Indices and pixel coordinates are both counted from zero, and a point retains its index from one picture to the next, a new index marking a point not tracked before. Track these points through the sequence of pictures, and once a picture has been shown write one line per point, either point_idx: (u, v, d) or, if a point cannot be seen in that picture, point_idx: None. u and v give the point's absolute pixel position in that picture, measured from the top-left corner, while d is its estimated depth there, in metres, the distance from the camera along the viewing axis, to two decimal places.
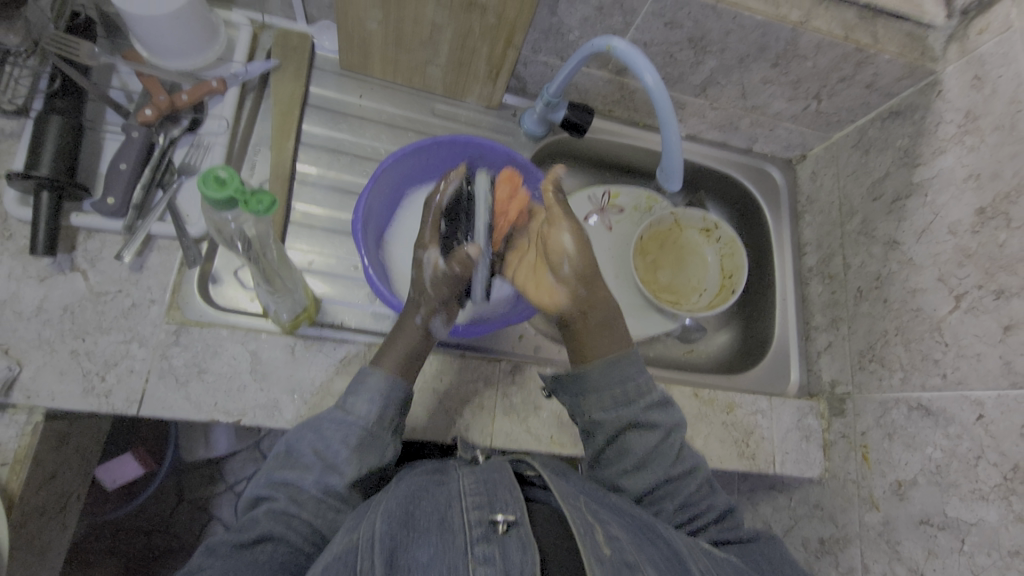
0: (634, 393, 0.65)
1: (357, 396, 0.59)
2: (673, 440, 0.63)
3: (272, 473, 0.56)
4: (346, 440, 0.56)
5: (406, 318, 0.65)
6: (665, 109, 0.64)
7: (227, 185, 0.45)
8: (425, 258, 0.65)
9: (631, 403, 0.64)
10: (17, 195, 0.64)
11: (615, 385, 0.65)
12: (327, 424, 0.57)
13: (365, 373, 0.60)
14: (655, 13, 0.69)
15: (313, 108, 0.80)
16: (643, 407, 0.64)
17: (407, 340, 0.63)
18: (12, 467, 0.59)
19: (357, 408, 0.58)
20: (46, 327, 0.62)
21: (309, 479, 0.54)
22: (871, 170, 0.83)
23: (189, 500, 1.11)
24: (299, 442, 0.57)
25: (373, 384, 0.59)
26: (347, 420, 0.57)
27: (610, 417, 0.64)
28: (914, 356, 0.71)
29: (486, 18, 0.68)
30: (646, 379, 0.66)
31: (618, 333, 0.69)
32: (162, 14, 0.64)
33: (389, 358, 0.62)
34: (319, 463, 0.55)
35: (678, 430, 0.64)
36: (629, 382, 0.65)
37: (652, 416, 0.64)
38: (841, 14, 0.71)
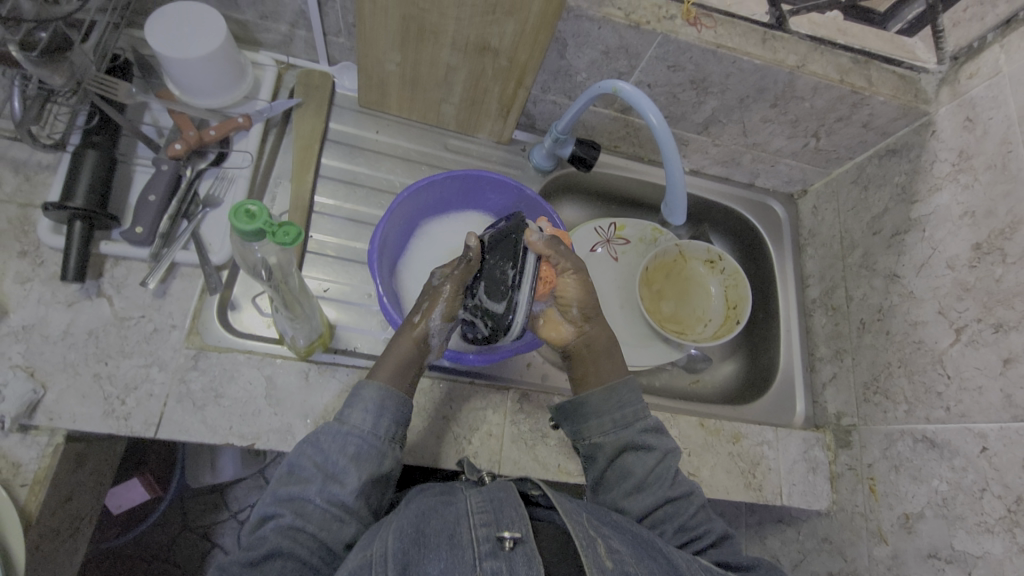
0: (632, 416, 0.67)
1: (353, 406, 0.60)
2: (669, 463, 0.65)
3: (277, 490, 0.56)
4: (343, 449, 0.58)
5: (401, 331, 0.66)
6: (669, 147, 0.67)
7: (256, 219, 0.48)
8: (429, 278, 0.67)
9: (629, 425, 0.67)
10: (50, 224, 0.67)
11: (614, 410, 0.68)
12: (324, 436, 0.59)
13: (360, 386, 0.61)
14: (658, 57, 0.73)
15: (332, 143, 0.84)
16: (639, 429, 0.66)
17: (400, 352, 0.65)
18: (31, 488, 0.61)
19: (352, 418, 0.60)
20: (71, 350, 0.64)
21: (312, 489, 0.56)
22: (870, 205, 0.85)
23: (191, 528, 1.11)
24: (300, 458, 0.58)
25: (368, 396, 0.61)
26: (343, 431, 0.59)
27: (609, 439, 0.66)
28: (918, 388, 0.72)
29: (499, 61, 0.72)
30: (641, 404, 0.68)
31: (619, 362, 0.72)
32: (196, 56, 0.68)
33: (383, 371, 0.64)
34: (319, 473, 0.57)
35: (672, 455, 0.65)
36: (627, 406, 0.68)
37: (649, 438, 0.66)
38: (835, 60, 0.75)
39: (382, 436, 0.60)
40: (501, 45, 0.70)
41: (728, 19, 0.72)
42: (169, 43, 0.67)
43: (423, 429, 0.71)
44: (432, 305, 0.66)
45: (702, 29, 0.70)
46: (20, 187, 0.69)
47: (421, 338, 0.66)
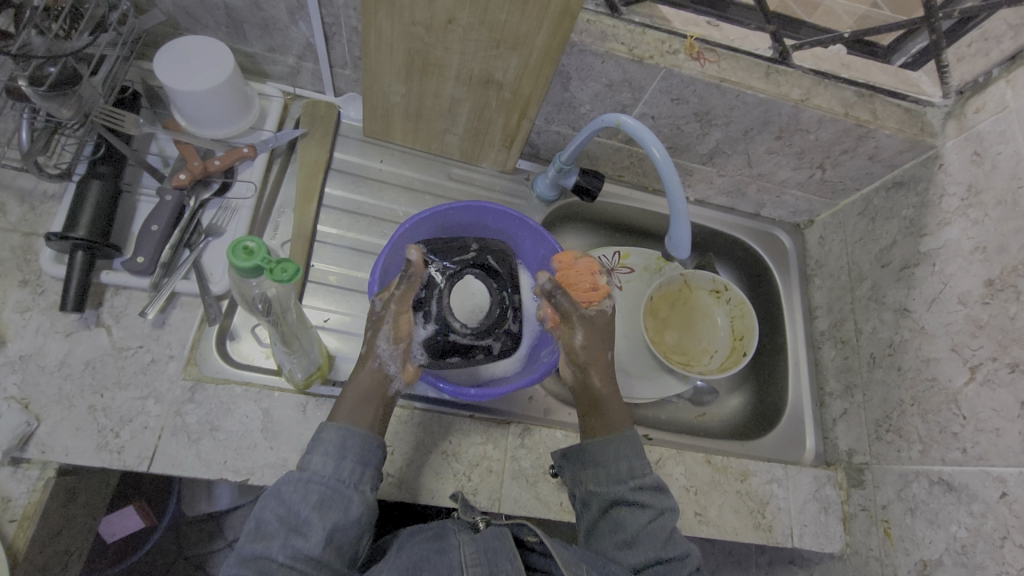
0: (626, 472, 0.65)
1: (313, 451, 0.59)
2: (664, 521, 0.62)
3: (243, 548, 0.54)
4: (306, 498, 0.56)
5: (360, 366, 0.65)
6: (672, 180, 0.66)
7: (255, 255, 0.48)
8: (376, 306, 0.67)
9: (623, 481, 0.65)
10: (52, 254, 0.67)
11: (609, 462, 0.66)
12: (285, 485, 0.57)
13: (320, 429, 0.61)
14: (662, 90, 0.73)
15: (336, 172, 0.85)
16: (633, 486, 0.64)
17: (359, 387, 0.64)
18: (20, 524, 0.59)
19: (312, 464, 0.59)
20: (67, 382, 0.64)
21: (275, 546, 0.53)
22: (878, 237, 0.84)
23: (185, 556, 1.09)
24: (264, 512, 0.55)
25: (328, 438, 0.60)
26: (304, 477, 0.58)
27: (602, 490, 0.65)
28: (932, 428, 0.70)
29: (503, 94, 0.72)
30: (640, 461, 0.66)
31: (619, 419, 0.69)
32: (205, 89, 0.69)
33: (344, 411, 0.63)
34: (283, 527, 0.54)
35: (670, 514, 0.63)
36: (622, 461, 0.66)
37: (643, 496, 0.63)
38: (840, 93, 0.75)
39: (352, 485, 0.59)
40: (505, 79, 0.70)
41: (732, 54, 0.73)
42: (175, 76, 0.68)
43: (421, 464, 0.69)
44: (374, 333, 0.66)
45: (706, 63, 0.71)
46: (25, 216, 0.69)
47: (376, 366, 0.65)
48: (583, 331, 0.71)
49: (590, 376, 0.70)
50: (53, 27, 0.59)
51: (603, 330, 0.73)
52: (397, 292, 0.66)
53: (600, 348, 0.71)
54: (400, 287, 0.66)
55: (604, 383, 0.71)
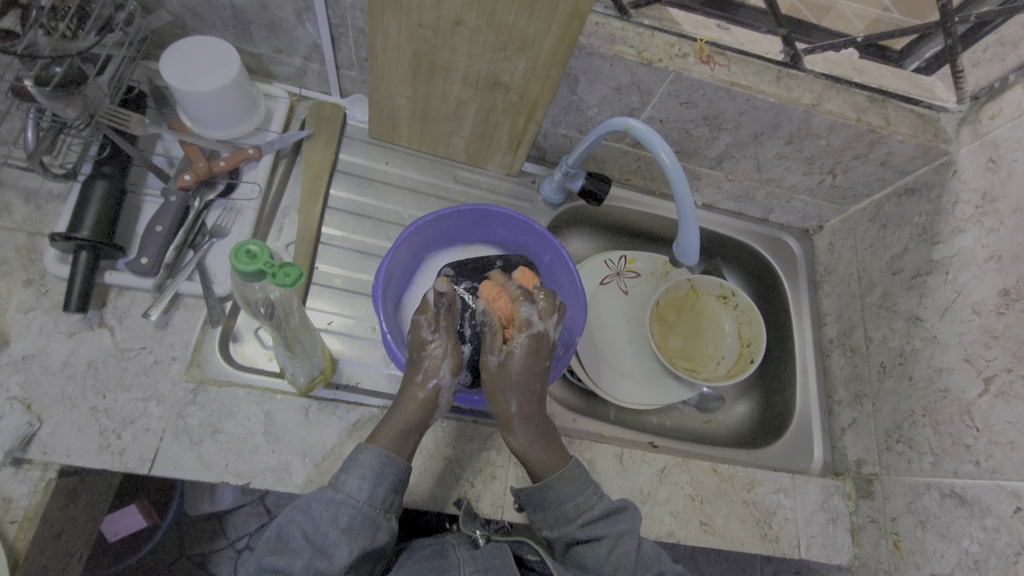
0: (573, 511, 0.62)
1: (349, 472, 0.59)
2: (626, 546, 0.60)
3: (260, 558, 0.54)
4: (335, 520, 0.56)
5: (408, 392, 0.64)
6: (681, 185, 0.65)
7: (257, 259, 0.47)
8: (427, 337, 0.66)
9: (571, 521, 0.62)
10: (56, 253, 0.67)
11: (555, 506, 0.63)
12: (316, 502, 0.57)
13: (359, 450, 0.60)
14: (671, 94, 0.72)
15: (341, 174, 0.84)
16: (583, 523, 0.62)
17: (406, 414, 0.63)
18: (21, 525, 0.59)
19: (347, 485, 0.58)
20: (69, 382, 0.63)
21: (298, 564, 0.53)
22: (889, 244, 0.82)
23: (188, 556, 1.07)
24: (289, 525, 0.56)
25: (366, 461, 0.59)
26: (337, 498, 0.57)
27: (555, 535, 0.62)
28: (944, 439, 0.68)
29: (509, 96, 0.72)
30: (584, 495, 0.63)
31: (549, 462, 0.63)
32: (209, 90, 0.69)
33: (384, 435, 0.62)
34: (308, 547, 0.54)
35: (628, 536, 0.61)
36: (567, 504, 0.62)
37: (593, 530, 0.61)
38: (852, 98, 0.73)
39: (377, 505, 0.58)
40: (512, 81, 0.70)
41: (742, 57, 0.72)
42: (181, 77, 0.68)
43: (423, 471, 0.68)
44: (433, 365, 0.65)
45: (716, 67, 0.70)
46: (30, 216, 0.69)
47: (433, 394, 0.64)
48: (500, 380, 0.64)
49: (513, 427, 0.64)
50: (60, 26, 0.59)
51: (521, 374, 0.64)
52: (449, 321, 0.66)
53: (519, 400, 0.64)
54: (443, 315, 0.66)
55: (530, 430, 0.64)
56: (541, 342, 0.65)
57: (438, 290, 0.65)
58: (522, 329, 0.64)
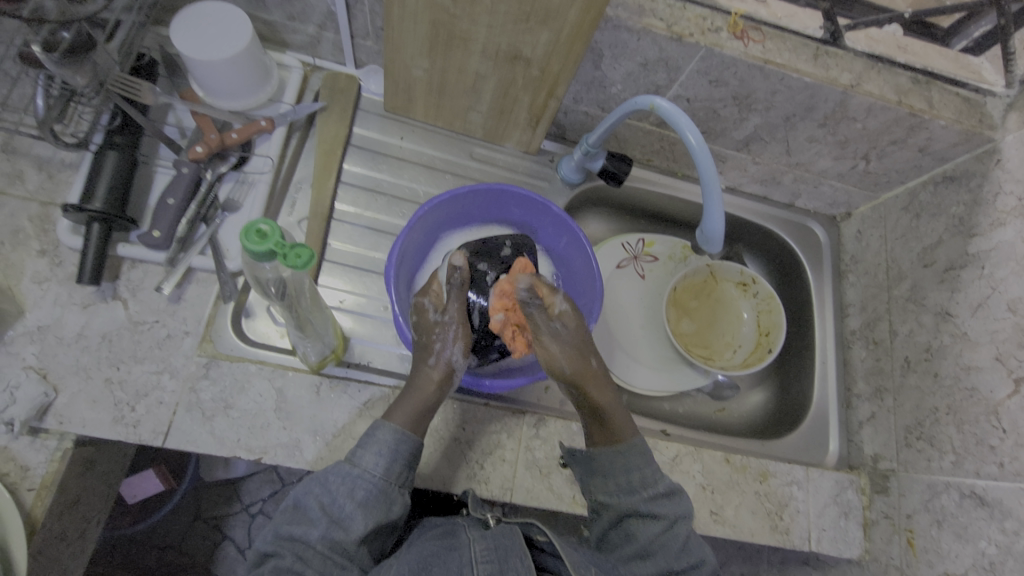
0: (639, 482, 0.63)
1: (366, 447, 0.59)
2: (678, 529, 0.60)
3: (280, 526, 0.55)
4: (351, 493, 0.56)
5: (420, 371, 0.64)
6: (709, 170, 0.62)
7: (268, 239, 0.46)
8: (438, 318, 0.67)
9: (636, 491, 0.63)
10: (69, 225, 0.67)
11: (622, 472, 0.64)
12: (333, 476, 0.57)
13: (376, 427, 0.60)
14: (700, 71, 0.68)
15: (355, 148, 0.82)
16: (647, 496, 0.62)
17: (422, 394, 0.63)
18: (38, 492, 0.60)
19: (363, 461, 0.58)
20: (84, 353, 0.64)
21: (314, 533, 0.54)
22: (921, 234, 0.79)
23: (205, 519, 1.09)
24: (306, 496, 0.56)
25: (382, 438, 0.59)
26: (353, 473, 0.57)
27: (615, 502, 0.63)
28: (968, 439, 0.67)
29: (530, 71, 0.69)
30: (652, 468, 0.64)
31: (622, 422, 0.66)
32: (222, 58, 0.67)
33: (400, 413, 0.62)
34: (324, 517, 0.55)
35: (683, 521, 0.61)
36: (635, 471, 0.64)
37: (655, 506, 0.62)
38: (894, 79, 0.69)
39: (393, 480, 0.58)
40: (534, 55, 0.66)
41: (778, 32, 0.68)
42: (192, 45, 0.66)
43: (434, 451, 0.68)
44: (447, 345, 0.65)
45: (749, 43, 0.66)
46: (43, 185, 0.69)
47: (447, 374, 0.64)
48: (557, 345, 0.67)
49: (587, 390, 0.67)
50: None
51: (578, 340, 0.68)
52: (458, 305, 0.67)
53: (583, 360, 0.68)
54: (453, 293, 0.68)
55: (599, 391, 0.67)
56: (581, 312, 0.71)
57: (452, 267, 0.69)
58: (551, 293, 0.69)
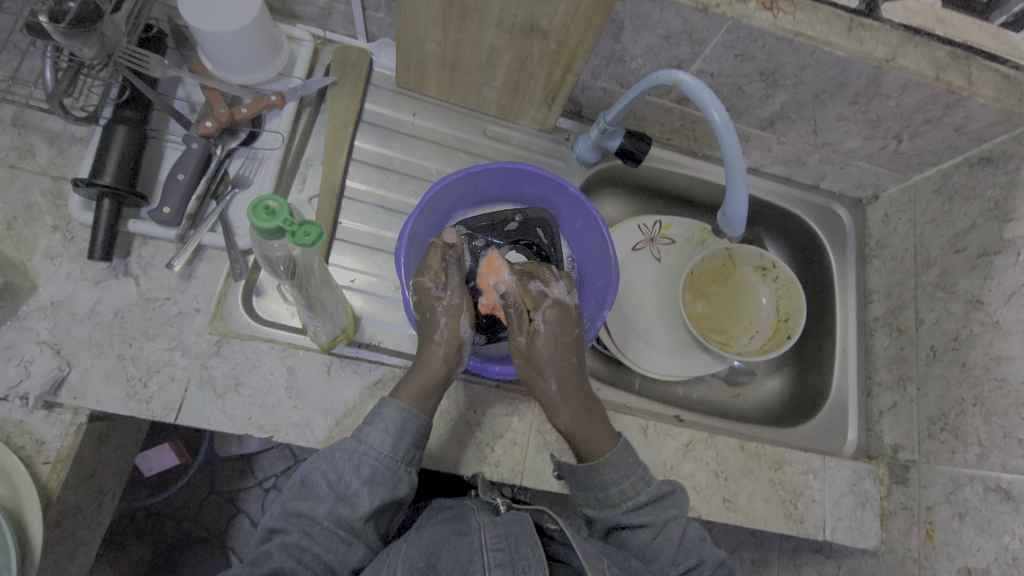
0: (617, 497, 0.62)
1: (373, 425, 0.58)
2: (670, 532, 0.60)
3: (288, 503, 0.55)
4: (357, 470, 0.56)
5: (427, 348, 0.62)
6: (732, 147, 0.59)
7: (277, 215, 0.45)
8: (438, 292, 0.64)
9: (614, 506, 0.62)
10: (81, 200, 0.66)
11: (598, 488, 0.62)
12: (339, 453, 0.57)
13: (382, 404, 0.59)
14: (726, 44, 0.65)
15: (366, 125, 0.80)
16: (627, 509, 0.61)
17: (428, 371, 0.61)
18: (53, 465, 0.60)
19: (370, 438, 0.58)
20: (97, 329, 0.64)
21: (321, 509, 0.54)
22: (953, 219, 0.76)
23: (219, 492, 1.10)
24: (312, 472, 0.56)
25: (390, 415, 0.58)
26: (360, 450, 0.57)
27: (598, 516, 0.63)
28: (995, 431, 0.65)
29: (547, 44, 0.66)
30: (631, 480, 0.62)
31: (597, 437, 0.63)
32: (231, 30, 0.65)
33: (407, 391, 0.61)
34: (331, 494, 0.55)
35: (674, 522, 0.61)
36: (610, 488, 0.62)
37: (639, 515, 0.61)
38: (932, 53, 0.66)
39: (400, 458, 0.58)
40: (551, 27, 0.64)
41: (810, 3, 0.64)
42: (201, 16, 0.64)
43: (444, 433, 0.68)
44: (451, 321, 0.63)
45: (780, 14, 0.62)
46: (54, 159, 0.68)
47: (455, 350, 0.62)
48: (529, 365, 0.63)
49: (557, 412, 0.63)
50: None
51: (553, 355, 0.63)
52: (458, 279, 0.65)
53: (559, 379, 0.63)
54: (452, 269, 0.66)
55: (569, 412, 0.63)
56: (563, 318, 0.65)
57: (445, 243, 0.68)
58: (538, 305, 0.64)
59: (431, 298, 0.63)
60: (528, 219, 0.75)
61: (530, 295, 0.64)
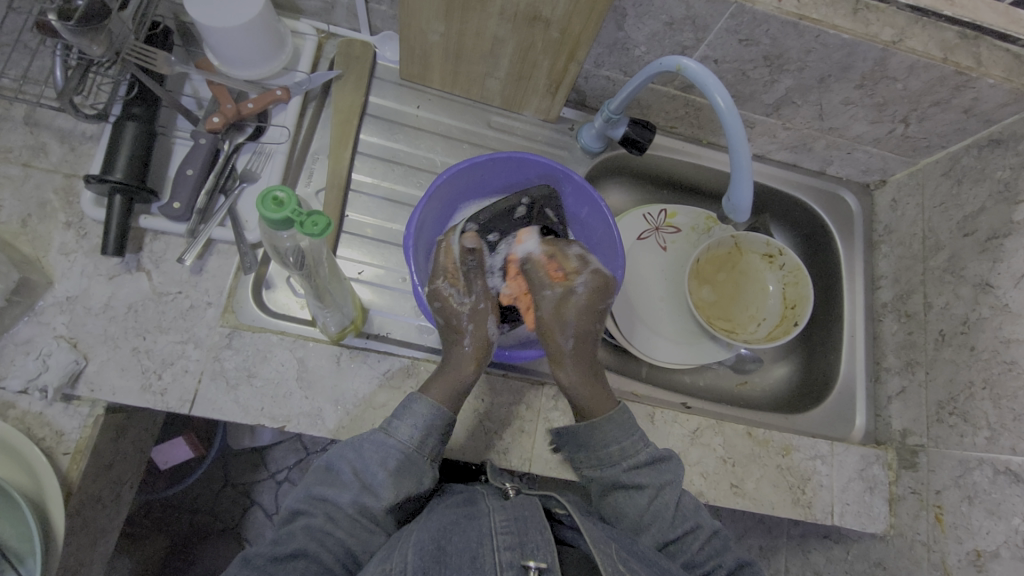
0: (618, 455, 0.62)
1: (402, 419, 0.59)
2: (666, 496, 0.61)
3: (312, 487, 0.57)
4: (384, 462, 0.57)
5: (455, 351, 0.64)
6: (737, 133, 0.59)
7: (285, 206, 0.46)
8: (458, 297, 0.65)
9: (615, 464, 0.62)
10: (92, 197, 0.67)
11: (600, 447, 0.63)
12: (368, 444, 0.58)
13: (411, 399, 0.60)
14: (729, 29, 0.65)
15: (371, 118, 0.81)
16: (628, 468, 0.62)
17: (458, 373, 0.63)
18: (73, 456, 0.62)
19: (399, 432, 0.59)
20: (111, 323, 0.65)
21: (346, 497, 0.55)
22: (962, 202, 0.75)
23: (233, 485, 1.12)
24: (339, 460, 0.57)
25: (419, 411, 0.59)
26: (388, 443, 0.58)
27: (598, 476, 0.63)
28: (1005, 414, 0.64)
29: (550, 33, 0.66)
30: (632, 439, 0.63)
31: (600, 399, 0.65)
32: (235, 26, 0.65)
33: (436, 388, 0.62)
34: (356, 483, 0.56)
35: (672, 486, 0.61)
36: (612, 445, 0.63)
37: (638, 475, 0.61)
38: (939, 34, 0.65)
39: (426, 453, 0.59)
40: (553, 16, 0.63)
41: None
42: (206, 12, 0.65)
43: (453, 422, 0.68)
44: (479, 324, 0.65)
45: None
46: (66, 157, 0.69)
47: (483, 352, 0.64)
48: (555, 315, 0.66)
49: (564, 365, 0.65)
50: None
51: (579, 315, 0.66)
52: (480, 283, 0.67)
53: (580, 335, 0.66)
54: (474, 272, 0.68)
55: (580, 370, 0.65)
56: (599, 285, 0.67)
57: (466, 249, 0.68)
58: (579, 269, 0.67)
59: (451, 306, 0.64)
60: (536, 201, 0.74)
61: (569, 259, 0.68)
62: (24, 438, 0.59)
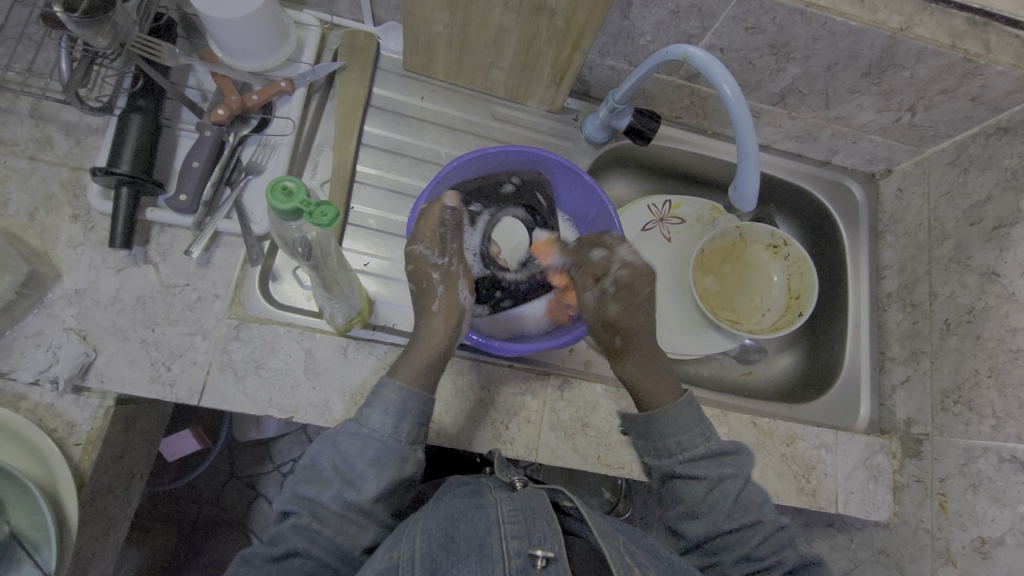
0: (675, 446, 0.62)
1: (373, 406, 0.59)
2: (726, 487, 0.60)
3: (298, 485, 0.57)
4: (362, 452, 0.57)
5: (427, 321, 0.65)
6: (744, 122, 0.59)
7: (293, 196, 0.46)
8: (430, 256, 0.67)
9: (672, 454, 0.62)
10: (99, 190, 0.68)
11: (661, 437, 0.63)
12: (342, 436, 0.58)
13: (381, 384, 0.60)
14: (736, 17, 0.64)
15: (375, 109, 0.81)
16: (683, 459, 0.61)
17: (428, 345, 0.63)
18: (84, 447, 0.63)
19: (371, 420, 0.58)
20: (120, 315, 0.65)
21: (328, 493, 0.55)
22: (969, 191, 0.75)
23: (239, 476, 1.13)
24: (319, 456, 0.57)
25: (388, 395, 0.59)
26: (362, 433, 0.58)
27: (656, 464, 0.63)
28: (1010, 402, 0.65)
29: (555, 22, 0.66)
30: (691, 434, 0.62)
31: (657, 391, 0.65)
32: (237, 17, 0.65)
33: (405, 368, 0.62)
34: (337, 476, 0.56)
35: (733, 479, 0.60)
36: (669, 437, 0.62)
37: (697, 467, 0.61)
38: (948, 21, 0.64)
39: (404, 438, 0.59)
40: (558, 6, 0.63)
41: None
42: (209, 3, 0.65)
43: (458, 412, 0.69)
44: (450, 288, 0.67)
45: None
46: (71, 150, 0.69)
47: (453, 324, 0.65)
48: (602, 310, 0.69)
49: (627, 357, 0.68)
50: None
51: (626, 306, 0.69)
52: (455, 245, 0.69)
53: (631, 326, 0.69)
54: (449, 233, 0.68)
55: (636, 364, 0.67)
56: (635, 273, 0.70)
57: (444, 207, 0.68)
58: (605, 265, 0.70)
59: (425, 265, 0.66)
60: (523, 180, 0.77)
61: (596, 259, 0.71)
62: (37, 430, 0.59)
